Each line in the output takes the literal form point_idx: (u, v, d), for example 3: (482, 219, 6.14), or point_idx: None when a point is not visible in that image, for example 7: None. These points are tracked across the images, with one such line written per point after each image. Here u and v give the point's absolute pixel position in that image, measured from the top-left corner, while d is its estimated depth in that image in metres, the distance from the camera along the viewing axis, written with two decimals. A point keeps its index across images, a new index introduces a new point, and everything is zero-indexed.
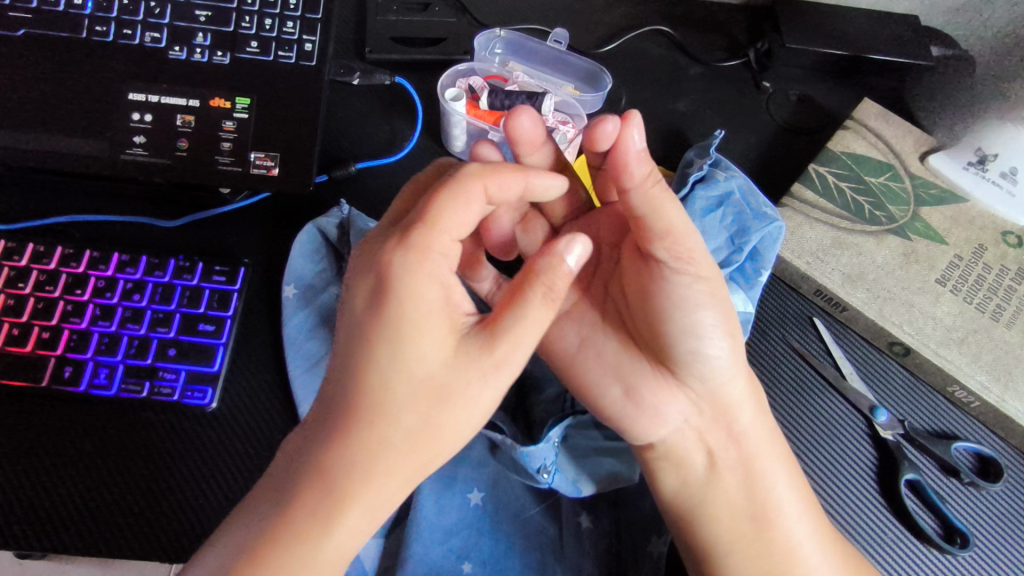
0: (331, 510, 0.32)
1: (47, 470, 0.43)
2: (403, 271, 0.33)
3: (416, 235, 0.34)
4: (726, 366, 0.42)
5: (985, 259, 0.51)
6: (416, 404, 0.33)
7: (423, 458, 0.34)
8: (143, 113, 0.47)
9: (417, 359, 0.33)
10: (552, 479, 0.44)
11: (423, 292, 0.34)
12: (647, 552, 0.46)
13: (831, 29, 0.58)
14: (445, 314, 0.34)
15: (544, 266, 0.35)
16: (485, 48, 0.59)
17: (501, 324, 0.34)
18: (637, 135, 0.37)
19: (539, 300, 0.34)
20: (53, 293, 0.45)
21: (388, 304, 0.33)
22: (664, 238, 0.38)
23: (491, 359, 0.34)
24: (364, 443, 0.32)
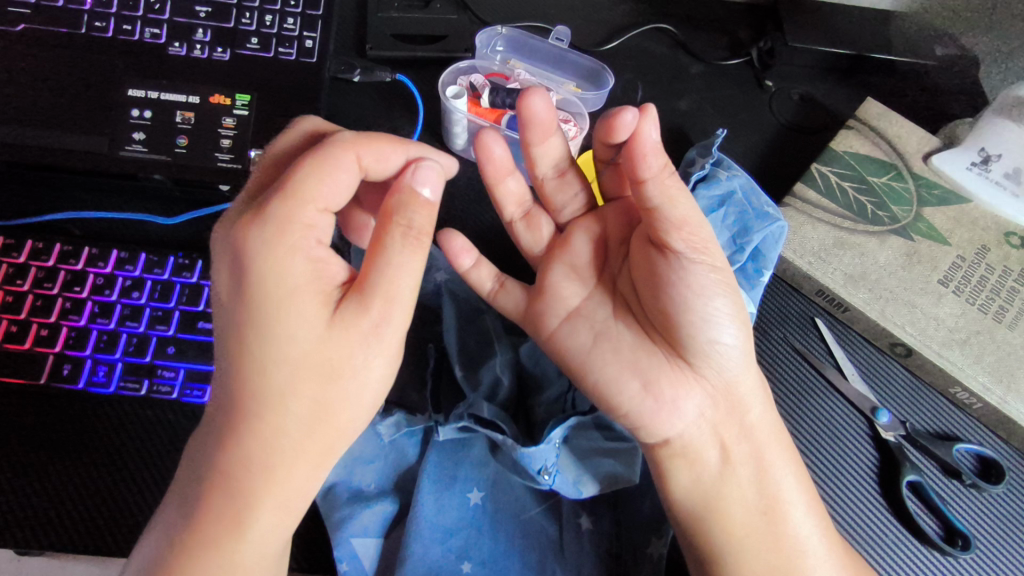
0: (241, 508, 0.34)
1: (45, 469, 0.43)
2: (259, 247, 0.34)
3: (277, 208, 0.35)
4: (737, 359, 0.42)
5: (988, 260, 0.51)
6: (299, 385, 0.34)
7: (326, 434, 0.36)
8: (142, 109, 0.47)
9: (289, 338, 0.34)
10: (552, 481, 0.44)
11: (287, 269, 0.34)
12: (647, 553, 0.45)
13: (833, 29, 0.58)
14: (316, 288, 0.35)
15: (397, 203, 0.37)
16: (486, 45, 0.59)
17: (369, 283, 0.35)
18: (652, 128, 0.38)
19: (401, 248, 0.36)
20: (51, 290, 0.45)
21: (251, 287, 0.34)
22: (681, 227, 0.39)
23: (369, 321, 0.35)
24: (260, 434, 0.34)
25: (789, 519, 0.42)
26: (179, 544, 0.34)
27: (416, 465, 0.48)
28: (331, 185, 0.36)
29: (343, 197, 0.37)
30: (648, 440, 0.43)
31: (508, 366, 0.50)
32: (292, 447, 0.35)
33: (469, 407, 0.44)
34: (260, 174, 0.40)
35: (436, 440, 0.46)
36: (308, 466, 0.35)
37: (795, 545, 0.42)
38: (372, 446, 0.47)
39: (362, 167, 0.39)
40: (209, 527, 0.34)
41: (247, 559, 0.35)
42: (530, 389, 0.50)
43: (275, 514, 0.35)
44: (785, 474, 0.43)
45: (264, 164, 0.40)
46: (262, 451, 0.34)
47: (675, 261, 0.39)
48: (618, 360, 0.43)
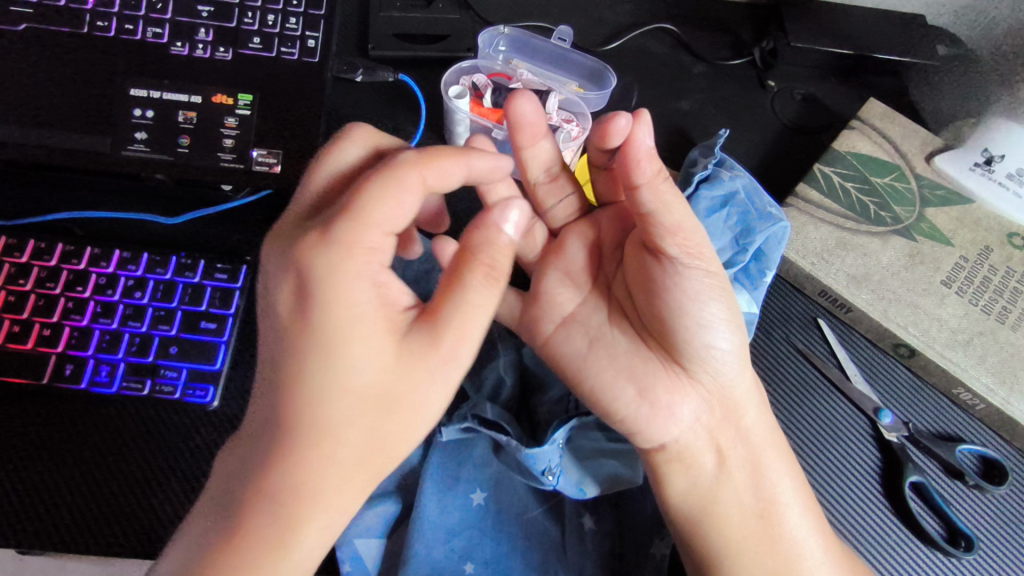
0: (285, 530, 0.33)
1: (47, 469, 0.43)
2: (326, 272, 0.33)
3: (343, 231, 0.34)
4: (733, 364, 0.42)
5: (991, 260, 0.51)
6: (358, 416, 0.33)
7: (380, 461, 0.35)
8: (144, 109, 0.47)
9: (350, 369, 0.33)
10: (557, 482, 0.43)
11: (352, 295, 0.33)
12: (650, 554, 0.45)
13: (835, 29, 0.58)
14: (381, 316, 0.34)
15: (480, 243, 0.37)
16: (488, 45, 0.58)
17: (441, 317, 0.35)
18: (646, 133, 0.38)
19: (480, 283, 0.36)
20: (53, 290, 0.45)
21: (313, 311, 0.33)
22: (675, 233, 0.39)
23: (436, 355, 0.35)
24: (312, 460, 0.33)
25: (786, 523, 0.42)
26: (215, 558, 0.33)
27: (418, 465, 0.47)
28: (398, 210, 0.35)
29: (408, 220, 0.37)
30: (644, 445, 0.44)
31: (511, 366, 0.50)
32: (344, 474, 0.34)
33: (473, 408, 0.44)
34: (317, 188, 0.40)
35: (438, 440, 0.46)
36: (356, 490, 0.35)
37: (795, 548, 0.42)
38: None
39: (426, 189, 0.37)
40: (252, 547, 0.33)
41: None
42: (533, 390, 0.50)
43: (319, 536, 0.34)
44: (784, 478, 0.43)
45: (320, 178, 0.40)
46: (314, 478, 0.33)
47: (669, 266, 0.40)
48: (613, 367, 0.44)
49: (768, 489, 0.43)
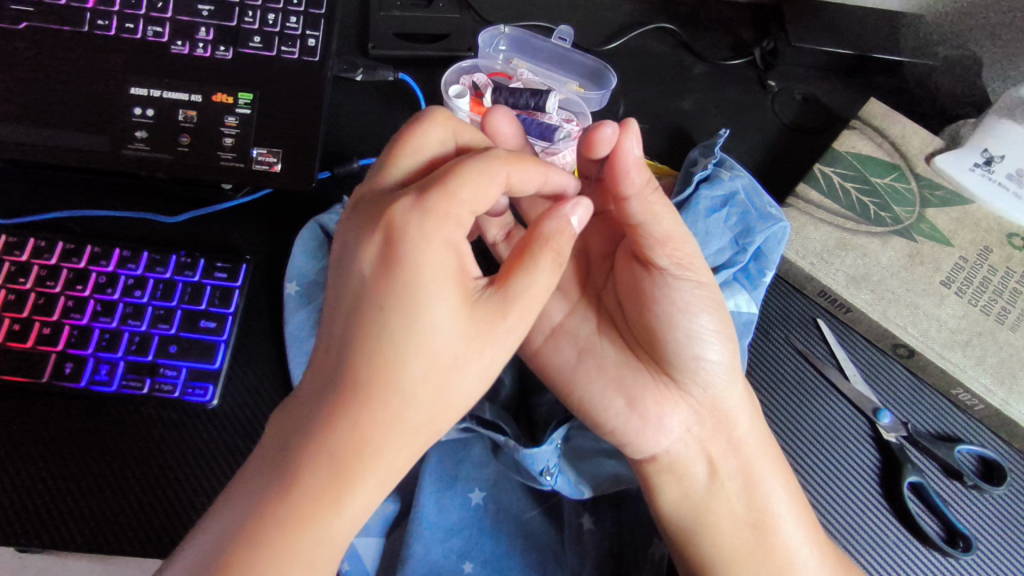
0: (336, 491, 0.30)
1: (47, 468, 0.43)
2: (418, 237, 0.31)
3: (435, 199, 0.32)
4: (724, 376, 0.42)
5: (990, 261, 0.51)
6: (430, 375, 0.31)
7: (438, 424, 0.33)
8: (144, 108, 0.47)
9: (429, 327, 0.31)
10: (555, 482, 0.43)
11: (439, 261, 0.32)
12: (648, 554, 0.46)
13: (836, 29, 0.58)
14: (459, 281, 0.33)
15: (552, 230, 0.36)
16: (489, 45, 0.59)
17: (513, 291, 0.34)
18: (633, 143, 0.38)
19: (548, 266, 0.35)
20: (53, 289, 0.45)
21: (398, 272, 0.31)
22: (665, 244, 0.40)
23: (504, 326, 0.34)
24: (375, 416, 0.31)
25: (782, 534, 0.42)
26: (261, 516, 0.30)
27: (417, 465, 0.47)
28: (486, 191, 0.34)
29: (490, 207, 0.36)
30: (636, 456, 0.44)
31: (510, 366, 0.50)
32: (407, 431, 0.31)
33: (471, 409, 0.45)
34: (398, 172, 0.38)
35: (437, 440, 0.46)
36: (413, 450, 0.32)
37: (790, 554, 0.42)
38: None
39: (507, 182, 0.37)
40: (305, 498, 0.30)
41: (336, 540, 0.31)
42: (532, 390, 0.50)
43: (372, 495, 0.31)
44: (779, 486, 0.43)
45: (401, 161, 0.38)
46: (375, 433, 0.31)
47: (659, 277, 0.41)
48: (603, 375, 0.44)
49: (761, 495, 0.42)
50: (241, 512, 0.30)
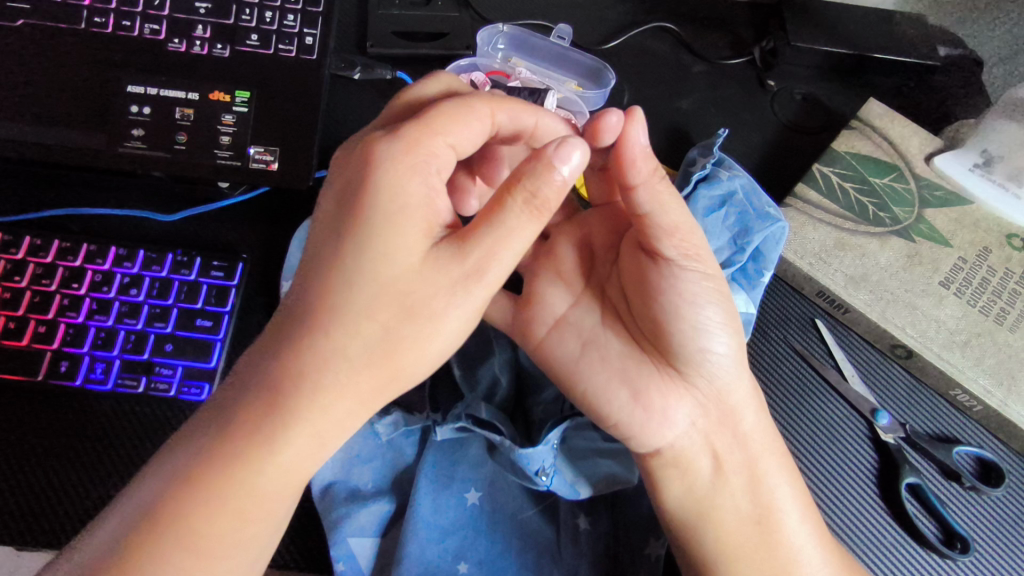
0: (272, 431, 0.31)
1: (40, 467, 0.43)
2: (386, 158, 0.34)
3: (410, 129, 0.34)
4: (728, 368, 0.42)
5: (990, 262, 0.50)
6: (378, 309, 0.32)
7: (385, 375, 0.33)
8: (141, 105, 0.47)
9: (384, 255, 0.32)
10: (550, 482, 0.43)
11: (403, 187, 0.33)
12: (645, 554, 0.45)
13: (836, 28, 0.58)
14: (423, 216, 0.34)
15: (529, 169, 0.34)
16: (487, 43, 0.59)
17: (476, 235, 0.34)
18: (640, 131, 0.40)
19: (519, 206, 0.34)
20: (49, 287, 0.45)
21: (364, 195, 0.33)
22: (673, 234, 0.41)
23: (464, 270, 0.33)
24: (317, 351, 0.32)
25: (783, 530, 0.41)
26: (202, 450, 0.31)
27: (413, 464, 0.47)
28: (462, 126, 0.36)
29: (472, 142, 0.37)
30: (640, 450, 0.44)
31: (508, 365, 0.50)
32: (348, 369, 0.32)
33: (467, 407, 0.44)
34: (394, 112, 0.40)
35: (435, 439, 0.46)
36: (355, 403, 0.32)
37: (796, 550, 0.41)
38: (369, 446, 0.47)
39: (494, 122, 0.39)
40: (237, 440, 0.31)
41: (266, 487, 0.32)
42: (529, 390, 0.50)
43: (309, 443, 0.32)
44: (785, 483, 0.42)
45: (398, 102, 0.40)
46: (315, 369, 0.31)
47: (666, 267, 0.41)
48: (607, 365, 0.44)
49: (758, 489, 0.42)
50: (185, 455, 0.32)
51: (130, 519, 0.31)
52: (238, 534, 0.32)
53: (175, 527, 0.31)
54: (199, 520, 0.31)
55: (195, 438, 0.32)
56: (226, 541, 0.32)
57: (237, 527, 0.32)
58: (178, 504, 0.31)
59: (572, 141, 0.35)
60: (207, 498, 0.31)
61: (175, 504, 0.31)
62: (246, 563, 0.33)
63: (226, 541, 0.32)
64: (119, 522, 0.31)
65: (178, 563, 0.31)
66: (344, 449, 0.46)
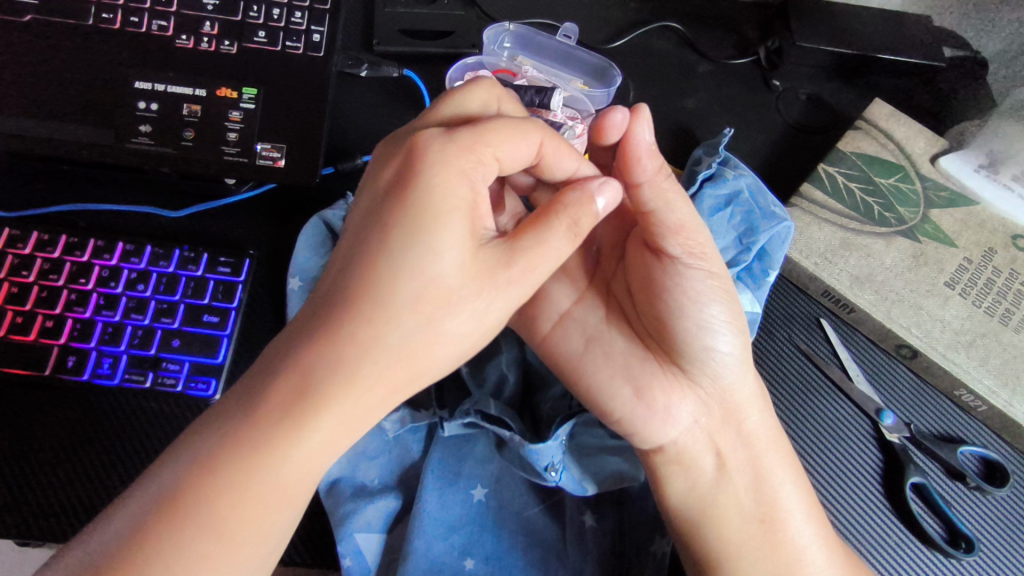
0: (298, 424, 0.31)
1: (46, 462, 0.43)
2: (438, 158, 0.34)
3: (465, 133, 0.35)
4: (733, 366, 0.42)
5: (994, 262, 0.50)
6: (422, 303, 0.32)
7: (414, 369, 0.33)
8: (149, 102, 0.47)
9: (432, 252, 0.32)
10: (559, 478, 0.43)
11: (452, 187, 0.34)
12: (651, 551, 0.45)
13: (842, 28, 0.58)
14: (469, 217, 0.34)
15: (572, 200, 0.36)
16: (494, 42, 0.59)
17: (523, 244, 0.35)
18: (645, 129, 0.40)
19: (562, 230, 0.35)
20: (56, 282, 0.45)
21: (414, 192, 0.33)
22: (677, 232, 0.41)
23: (507, 275, 0.34)
24: (349, 344, 0.31)
25: (790, 530, 0.41)
26: (230, 438, 0.31)
27: (420, 461, 0.47)
28: (512, 143, 0.37)
29: (517, 164, 0.38)
30: (643, 447, 0.44)
31: (515, 363, 0.50)
32: (384, 362, 0.32)
33: (477, 403, 0.44)
34: (441, 120, 0.39)
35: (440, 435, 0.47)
36: (387, 391, 0.33)
37: (800, 551, 0.41)
38: (376, 443, 0.47)
39: (541, 153, 0.40)
40: (270, 425, 0.31)
41: (292, 473, 0.31)
42: (537, 387, 0.50)
43: (336, 432, 0.32)
44: (790, 484, 0.42)
45: (443, 111, 0.40)
46: (350, 361, 0.31)
47: (671, 265, 0.41)
48: (608, 362, 0.45)
49: (758, 487, 0.42)
50: (210, 440, 0.31)
51: (149, 505, 0.31)
52: (261, 521, 0.31)
53: (198, 512, 0.30)
54: (224, 504, 0.31)
55: (219, 422, 0.32)
56: (249, 527, 0.31)
57: (261, 514, 0.31)
58: (198, 491, 0.30)
59: (609, 181, 0.38)
60: (230, 483, 0.31)
61: (200, 488, 0.30)
62: (263, 554, 0.32)
63: (248, 528, 0.31)
64: (139, 507, 0.31)
65: (199, 552, 0.30)
66: (352, 446, 0.46)
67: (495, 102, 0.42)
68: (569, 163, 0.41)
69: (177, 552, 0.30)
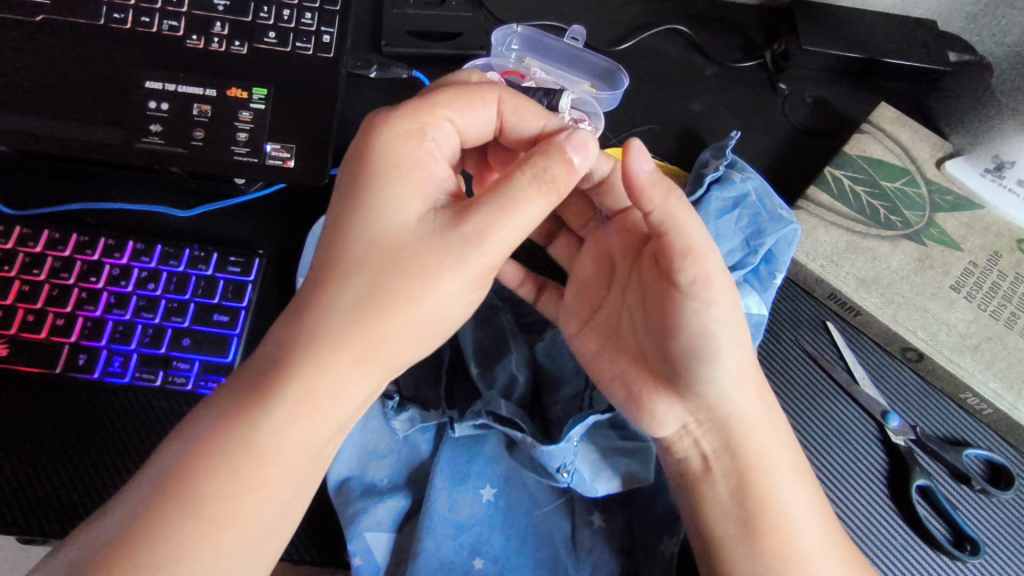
0: (268, 394, 0.33)
1: (55, 460, 0.43)
2: (386, 122, 0.37)
3: (414, 102, 0.38)
4: (729, 384, 0.41)
5: (1000, 266, 0.51)
6: (369, 263, 0.34)
7: (373, 334, 0.34)
8: (160, 101, 0.47)
9: (378, 211, 0.35)
10: (571, 479, 0.43)
11: (398, 149, 0.36)
12: (658, 552, 0.45)
13: (848, 32, 0.58)
14: (416, 178, 0.36)
15: (539, 153, 0.36)
16: (501, 44, 0.59)
17: (476, 202, 0.35)
18: (639, 161, 0.38)
19: (523, 180, 0.35)
20: (67, 280, 0.45)
21: (365, 159, 0.36)
22: (685, 257, 0.39)
23: (457, 233, 0.34)
24: (311, 311, 0.33)
25: (802, 538, 0.40)
26: (209, 401, 0.34)
27: (428, 460, 0.47)
28: (462, 104, 0.40)
29: (475, 126, 0.41)
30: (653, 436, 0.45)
31: (525, 363, 0.50)
32: (338, 324, 0.33)
33: (489, 404, 0.44)
34: None
35: (450, 435, 0.46)
36: (349, 361, 0.33)
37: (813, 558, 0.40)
38: (385, 442, 0.47)
39: (501, 112, 0.42)
40: (241, 393, 0.33)
41: (264, 446, 0.33)
42: (546, 388, 0.50)
43: (303, 403, 0.33)
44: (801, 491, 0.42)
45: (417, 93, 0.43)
46: (311, 326, 0.33)
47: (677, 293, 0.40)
48: (615, 363, 0.46)
49: (766, 493, 0.41)
50: (201, 423, 0.33)
51: (150, 488, 0.33)
52: (240, 505, 0.33)
53: (182, 492, 0.32)
54: (204, 483, 0.32)
55: (212, 406, 0.34)
56: (229, 508, 0.32)
57: (237, 494, 0.32)
58: (191, 471, 0.32)
59: (582, 135, 0.37)
60: (212, 461, 0.32)
61: (186, 469, 0.32)
62: (245, 545, 0.33)
63: (228, 509, 0.32)
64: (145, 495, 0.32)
65: (182, 531, 0.32)
66: (360, 446, 0.46)
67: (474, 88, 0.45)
68: (534, 122, 0.42)
69: (163, 531, 0.31)
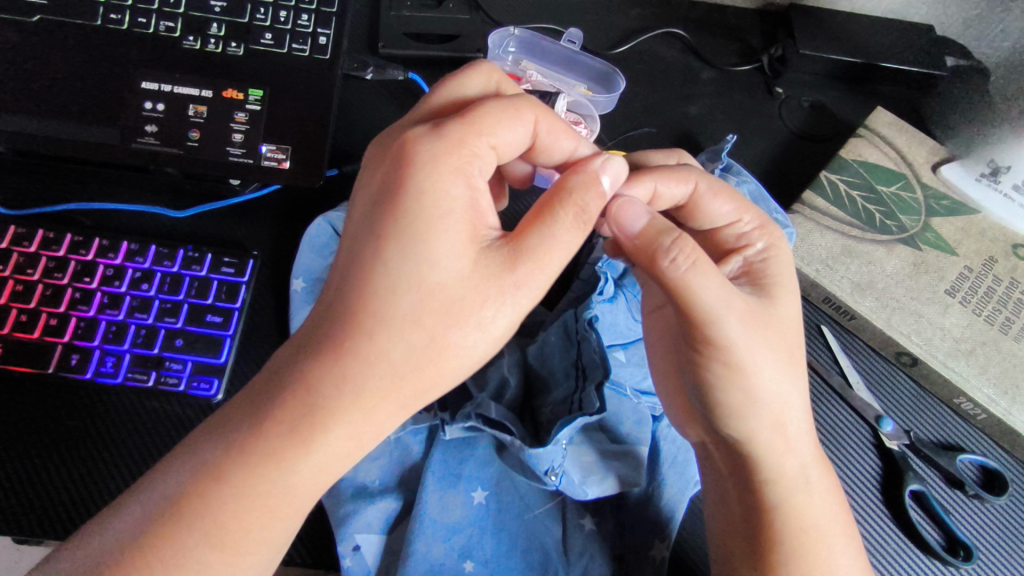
0: (309, 430, 0.32)
1: (38, 458, 0.43)
2: (428, 160, 0.34)
3: (455, 128, 0.35)
4: (750, 431, 0.40)
5: (995, 271, 0.51)
6: (425, 316, 0.33)
7: (424, 380, 0.33)
8: (155, 102, 0.47)
9: (431, 263, 0.33)
10: (559, 482, 0.42)
11: (446, 189, 0.34)
12: (650, 555, 0.45)
13: (846, 37, 0.58)
14: (468, 220, 0.34)
15: (577, 183, 0.36)
16: (498, 46, 0.60)
17: (526, 244, 0.34)
18: (631, 219, 0.39)
19: (569, 220, 0.35)
20: (61, 281, 0.45)
21: (404, 200, 0.33)
22: (705, 324, 0.38)
23: (512, 278, 0.34)
24: (356, 353, 0.32)
25: (827, 547, 0.40)
26: (224, 429, 0.33)
27: (420, 463, 0.47)
28: (507, 128, 0.36)
29: (515, 150, 0.38)
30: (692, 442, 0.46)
31: (518, 365, 0.50)
32: (391, 374, 0.32)
33: (477, 407, 0.43)
34: (434, 107, 0.40)
35: (442, 439, 0.46)
36: (395, 406, 0.33)
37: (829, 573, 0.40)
38: (378, 445, 0.47)
39: (537, 131, 0.39)
40: (275, 436, 0.32)
41: (301, 483, 0.33)
42: (539, 391, 0.49)
43: (345, 442, 0.33)
44: (813, 493, 0.41)
45: (444, 98, 0.40)
46: (358, 375, 0.32)
47: (698, 348, 0.40)
48: (667, 358, 0.47)
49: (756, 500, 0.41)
50: (205, 449, 0.33)
51: (148, 510, 0.32)
52: (265, 531, 0.33)
53: (198, 524, 0.32)
54: (227, 515, 0.32)
55: (214, 428, 0.33)
56: (255, 536, 0.33)
57: (262, 523, 0.33)
58: (202, 495, 0.32)
59: (614, 160, 0.38)
60: (234, 494, 0.32)
61: (194, 494, 0.32)
62: (265, 558, 0.34)
63: (254, 539, 0.33)
64: (141, 511, 0.33)
65: (204, 557, 0.32)
66: None
67: (496, 88, 0.42)
68: (567, 144, 0.41)
69: (184, 560, 0.32)
